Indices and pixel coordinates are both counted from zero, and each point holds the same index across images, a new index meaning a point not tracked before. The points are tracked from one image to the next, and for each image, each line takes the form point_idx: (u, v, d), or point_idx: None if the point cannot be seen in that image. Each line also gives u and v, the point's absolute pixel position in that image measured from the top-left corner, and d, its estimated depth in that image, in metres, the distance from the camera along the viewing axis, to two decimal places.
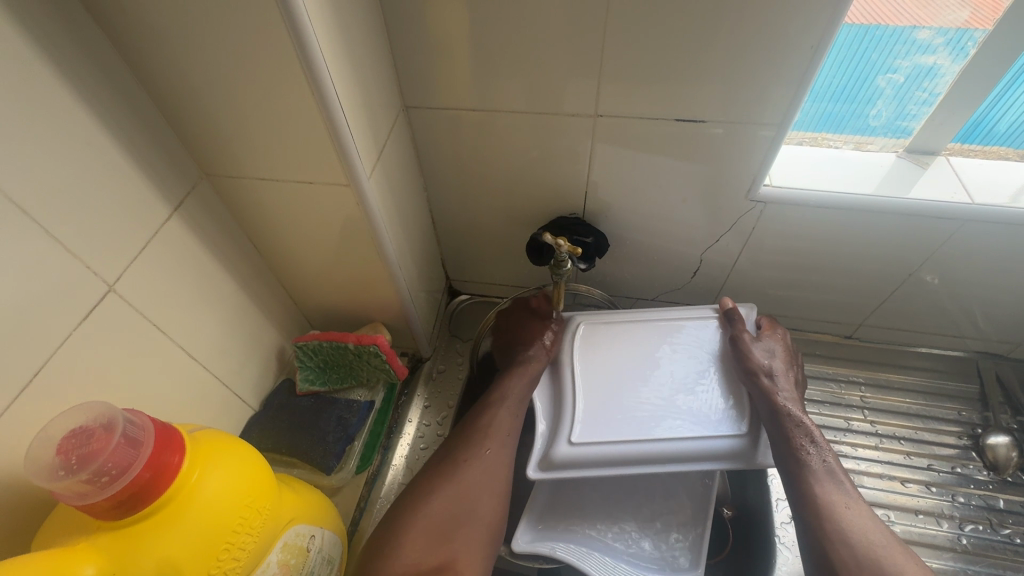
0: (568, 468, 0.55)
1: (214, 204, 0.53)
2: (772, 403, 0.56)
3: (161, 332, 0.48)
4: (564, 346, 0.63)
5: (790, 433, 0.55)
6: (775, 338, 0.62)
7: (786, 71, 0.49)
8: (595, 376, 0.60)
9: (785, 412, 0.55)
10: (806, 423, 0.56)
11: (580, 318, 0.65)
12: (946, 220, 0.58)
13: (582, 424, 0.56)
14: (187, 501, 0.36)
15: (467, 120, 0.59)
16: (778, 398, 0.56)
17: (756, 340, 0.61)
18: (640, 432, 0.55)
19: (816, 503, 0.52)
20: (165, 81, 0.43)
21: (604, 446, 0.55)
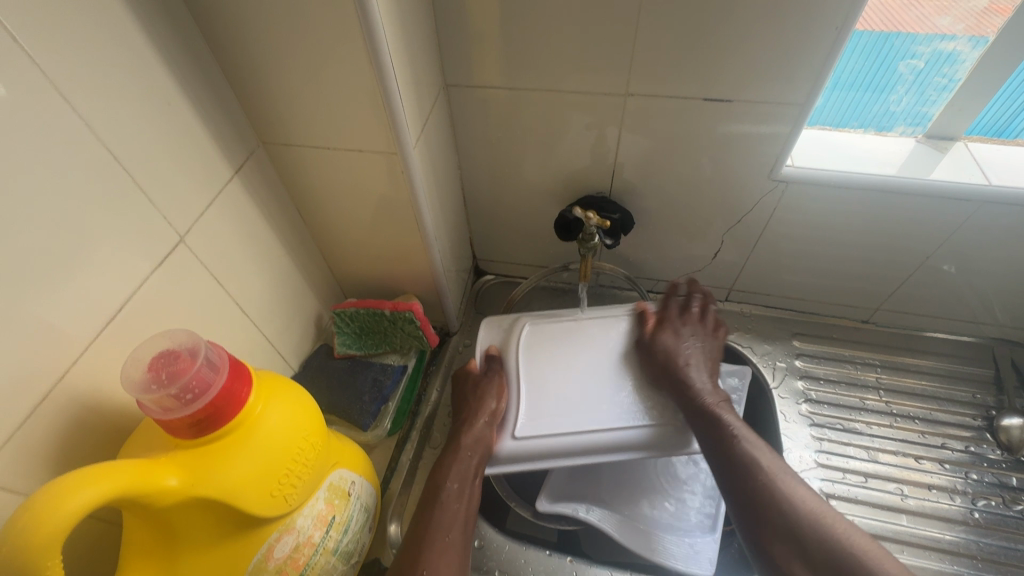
0: (514, 461, 0.57)
1: (267, 170, 0.57)
2: (692, 399, 0.56)
3: (220, 285, 0.52)
4: (510, 346, 0.63)
5: (715, 426, 0.54)
6: (683, 333, 0.62)
7: (814, 52, 0.52)
8: (538, 373, 0.61)
9: (703, 405, 0.55)
10: (723, 415, 0.54)
11: (526, 319, 0.66)
12: (965, 202, 0.60)
13: (526, 419, 0.58)
14: (251, 430, 0.39)
15: (504, 98, 0.62)
16: (694, 393, 0.56)
17: (669, 337, 0.61)
18: (567, 427, 0.57)
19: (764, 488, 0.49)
20: (234, 51, 0.47)
21: (545, 440, 0.57)
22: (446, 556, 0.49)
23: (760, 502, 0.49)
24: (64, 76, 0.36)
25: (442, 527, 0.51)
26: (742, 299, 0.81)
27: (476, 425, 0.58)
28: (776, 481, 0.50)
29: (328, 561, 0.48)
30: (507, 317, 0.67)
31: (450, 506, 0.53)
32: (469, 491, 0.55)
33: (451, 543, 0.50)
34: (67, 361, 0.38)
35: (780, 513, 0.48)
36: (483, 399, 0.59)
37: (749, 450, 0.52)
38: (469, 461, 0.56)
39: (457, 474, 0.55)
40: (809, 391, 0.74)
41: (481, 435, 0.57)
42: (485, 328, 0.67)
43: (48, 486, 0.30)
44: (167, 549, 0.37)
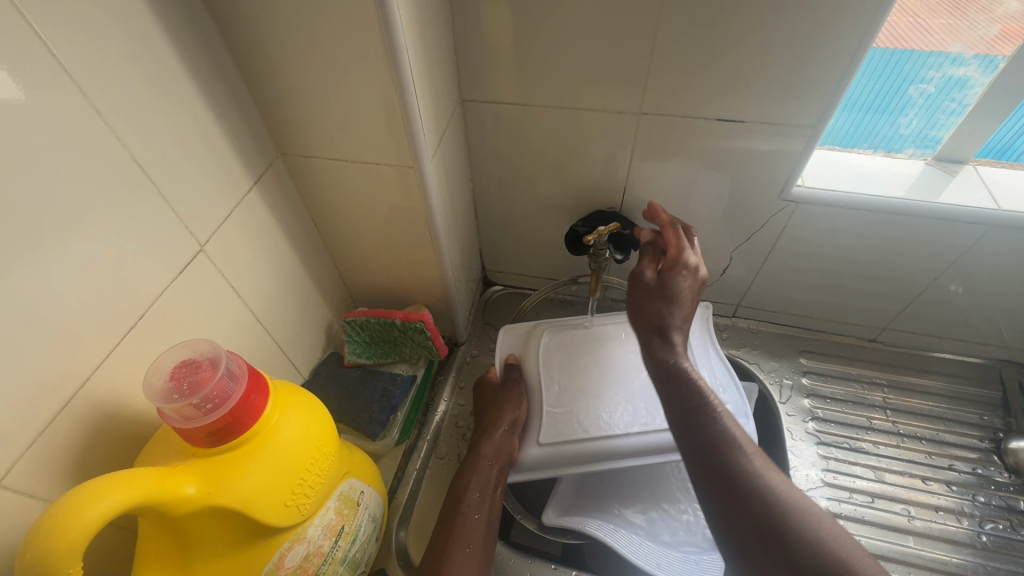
0: (540, 466, 0.59)
1: (284, 181, 0.58)
2: (664, 357, 0.52)
3: (236, 293, 0.53)
4: (530, 353, 0.66)
5: (688, 398, 0.49)
6: (687, 276, 0.55)
7: (825, 77, 0.52)
8: (560, 381, 0.63)
9: (677, 369, 0.51)
10: (699, 381, 0.50)
11: (546, 326, 0.68)
12: (974, 226, 0.60)
13: (549, 426, 0.60)
14: (268, 439, 0.39)
15: (518, 114, 0.63)
16: (665, 354, 0.52)
17: (670, 278, 0.55)
18: (564, 435, 0.59)
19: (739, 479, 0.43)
20: (258, 66, 0.48)
21: (571, 445, 0.58)
22: (467, 565, 0.50)
23: (734, 490, 0.43)
24: (96, 90, 0.37)
25: (464, 536, 0.53)
26: (749, 315, 0.81)
27: (495, 434, 0.60)
28: (754, 470, 0.44)
29: (337, 570, 0.48)
30: (525, 325, 0.70)
31: (471, 517, 0.54)
32: (489, 502, 0.56)
33: (472, 553, 0.52)
34: (89, 370, 0.39)
35: (754, 505, 0.42)
36: (502, 409, 0.62)
37: (729, 430, 0.46)
38: (490, 471, 0.58)
39: (478, 484, 0.57)
40: (816, 409, 0.74)
41: (501, 444, 0.59)
42: (503, 336, 0.70)
43: (70, 494, 0.31)
44: (182, 557, 0.38)
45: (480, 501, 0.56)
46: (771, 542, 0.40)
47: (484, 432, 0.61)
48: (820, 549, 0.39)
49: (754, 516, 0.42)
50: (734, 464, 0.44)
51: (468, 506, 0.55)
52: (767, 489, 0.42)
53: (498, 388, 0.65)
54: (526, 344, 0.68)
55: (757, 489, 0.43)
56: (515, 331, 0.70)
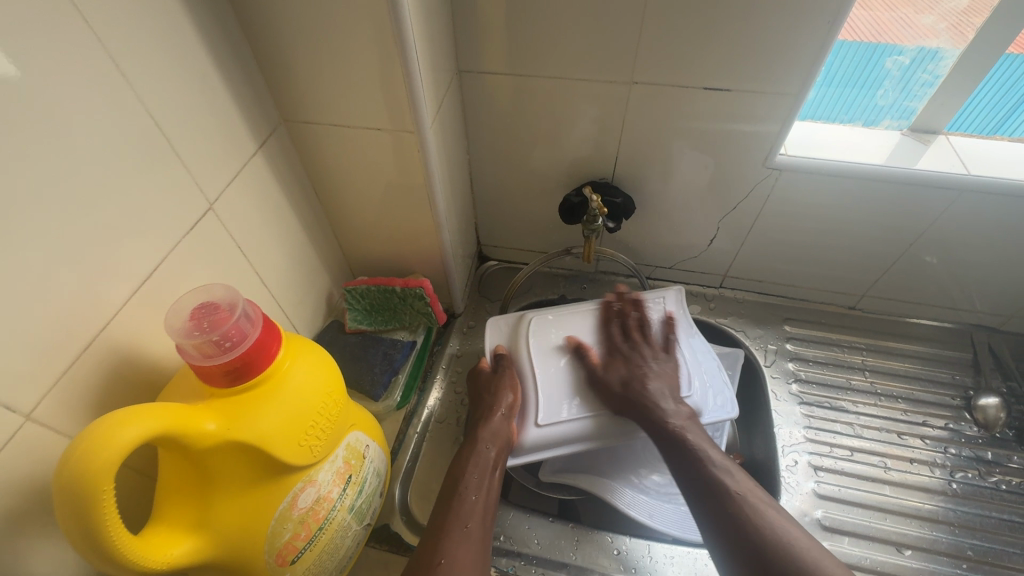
0: (538, 448, 0.61)
1: (286, 147, 0.59)
2: (658, 427, 0.58)
3: (243, 254, 0.54)
4: (518, 343, 0.67)
5: (685, 453, 0.56)
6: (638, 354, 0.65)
7: (808, 46, 0.54)
8: (549, 366, 0.65)
9: (675, 432, 0.57)
10: (692, 441, 0.57)
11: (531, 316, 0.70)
12: (945, 190, 0.64)
13: (544, 407, 0.62)
14: (281, 383, 0.41)
15: (513, 87, 0.65)
16: (662, 419, 0.58)
17: (625, 362, 0.64)
18: (559, 413, 0.62)
19: (747, 522, 0.49)
20: (261, 26, 0.49)
21: (567, 425, 0.61)
22: (465, 544, 0.50)
23: (746, 530, 0.49)
24: (112, 40, 0.38)
25: (461, 516, 0.53)
26: (735, 286, 0.85)
27: (493, 419, 0.60)
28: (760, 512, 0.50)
29: (344, 517, 0.51)
30: (510, 318, 0.70)
31: (469, 498, 0.55)
32: (486, 485, 0.56)
33: (470, 531, 0.52)
34: (108, 315, 0.40)
35: (766, 543, 0.47)
36: (499, 394, 0.62)
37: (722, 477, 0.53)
38: (488, 453, 0.58)
39: (476, 467, 0.57)
40: (799, 371, 0.78)
41: (499, 429, 0.60)
42: (489, 327, 0.70)
43: (92, 428, 0.32)
44: (200, 495, 0.39)
45: (477, 486, 0.56)
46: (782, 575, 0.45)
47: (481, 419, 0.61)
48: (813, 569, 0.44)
49: (765, 553, 0.47)
50: (739, 506, 0.51)
51: (467, 492, 0.55)
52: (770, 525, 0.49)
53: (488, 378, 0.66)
54: (513, 336, 0.69)
55: (764, 528, 0.48)
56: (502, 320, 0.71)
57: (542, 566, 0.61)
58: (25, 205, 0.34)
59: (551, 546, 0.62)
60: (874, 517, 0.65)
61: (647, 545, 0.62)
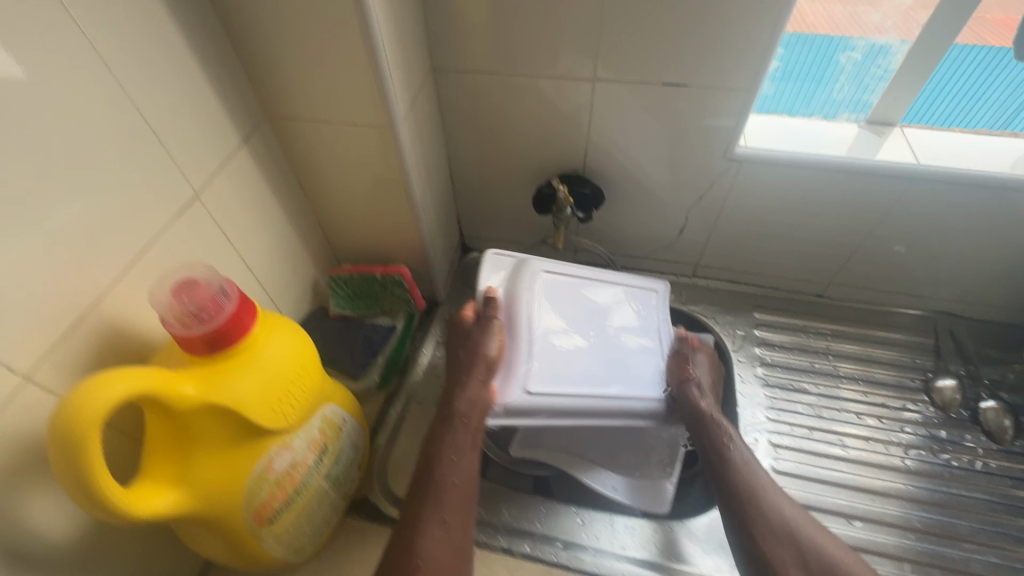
0: (521, 413, 0.61)
1: (270, 142, 0.63)
2: (691, 407, 0.61)
3: (228, 240, 0.58)
4: (517, 295, 0.66)
5: (710, 433, 0.60)
6: (704, 352, 0.68)
7: (758, 42, 0.57)
8: (546, 326, 0.65)
9: (703, 413, 0.61)
10: (720, 422, 0.60)
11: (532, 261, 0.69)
12: (897, 179, 0.67)
13: (537, 374, 0.62)
14: (254, 354, 0.45)
15: (486, 84, 0.68)
16: (699, 402, 0.61)
17: (689, 351, 0.67)
18: (557, 380, 0.62)
19: (764, 512, 0.53)
20: (242, 28, 0.53)
21: (557, 398, 0.60)
22: (441, 534, 0.51)
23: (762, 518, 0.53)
24: (100, 42, 0.42)
25: (441, 506, 0.53)
26: (708, 275, 0.88)
27: (469, 388, 0.60)
28: (777, 504, 0.54)
29: (320, 483, 0.55)
30: (512, 258, 0.70)
31: (448, 482, 0.55)
32: (466, 463, 0.57)
33: (450, 528, 0.51)
34: (98, 292, 0.44)
35: (782, 534, 0.52)
36: (482, 350, 0.61)
37: (743, 465, 0.57)
38: (466, 427, 0.58)
39: (454, 446, 0.57)
40: (764, 355, 0.81)
41: (476, 397, 0.60)
42: (486, 265, 0.68)
43: (81, 386, 0.36)
44: (181, 454, 0.43)
45: (459, 468, 0.56)
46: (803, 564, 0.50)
47: (459, 387, 0.61)
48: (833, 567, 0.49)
49: (780, 543, 0.51)
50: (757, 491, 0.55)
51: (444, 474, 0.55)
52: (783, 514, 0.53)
53: (474, 327, 0.64)
54: (511, 281, 0.68)
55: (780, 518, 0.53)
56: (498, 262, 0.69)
57: (510, 534, 0.64)
58: (21, 191, 0.38)
59: (521, 516, 0.66)
60: (831, 491, 0.68)
61: (611, 517, 0.66)
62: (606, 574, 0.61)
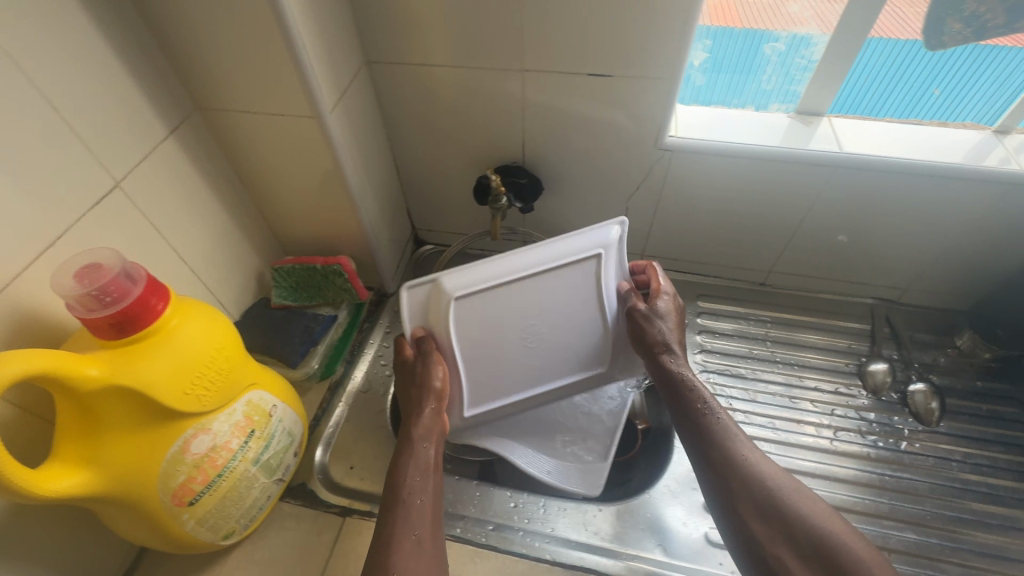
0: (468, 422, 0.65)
1: (202, 133, 0.64)
2: (665, 375, 0.60)
3: (156, 229, 0.59)
4: (441, 325, 0.59)
5: (689, 402, 0.58)
6: (666, 299, 0.64)
7: (676, 32, 0.59)
8: (477, 338, 0.60)
9: (680, 380, 0.59)
10: (696, 386, 0.59)
11: (445, 278, 0.57)
12: (821, 166, 0.68)
13: (474, 389, 0.63)
14: (166, 338, 0.46)
15: (421, 76, 0.69)
16: (673, 369, 0.59)
17: (654, 306, 0.62)
18: (498, 390, 0.64)
19: (755, 488, 0.52)
20: (162, 22, 0.54)
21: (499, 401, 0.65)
22: (415, 547, 0.49)
23: (754, 495, 0.52)
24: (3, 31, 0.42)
25: (408, 523, 0.50)
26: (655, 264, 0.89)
27: (423, 416, 0.58)
28: (764, 476, 0.53)
29: (247, 468, 0.56)
30: (424, 282, 0.58)
31: (416, 501, 0.52)
32: (430, 483, 0.54)
33: (419, 538, 0.50)
34: (7, 278, 0.45)
35: (776, 510, 0.50)
36: (427, 382, 0.59)
37: (727, 434, 0.56)
38: (426, 451, 0.56)
39: (414, 467, 0.55)
40: (705, 342, 0.82)
41: (430, 424, 0.58)
42: (401, 301, 0.59)
43: None
44: (92, 435, 0.44)
45: (421, 481, 0.54)
46: (800, 541, 0.49)
47: (412, 413, 0.59)
48: (830, 541, 0.48)
49: (776, 521, 0.50)
50: (740, 459, 0.54)
51: (405, 483, 0.53)
52: (769, 482, 0.52)
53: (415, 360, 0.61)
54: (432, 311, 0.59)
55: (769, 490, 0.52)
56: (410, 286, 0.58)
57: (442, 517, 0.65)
58: None
59: (455, 499, 0.67)
60: None
61: (543, 500, 0.67)
62: (536, 554, 0.62)
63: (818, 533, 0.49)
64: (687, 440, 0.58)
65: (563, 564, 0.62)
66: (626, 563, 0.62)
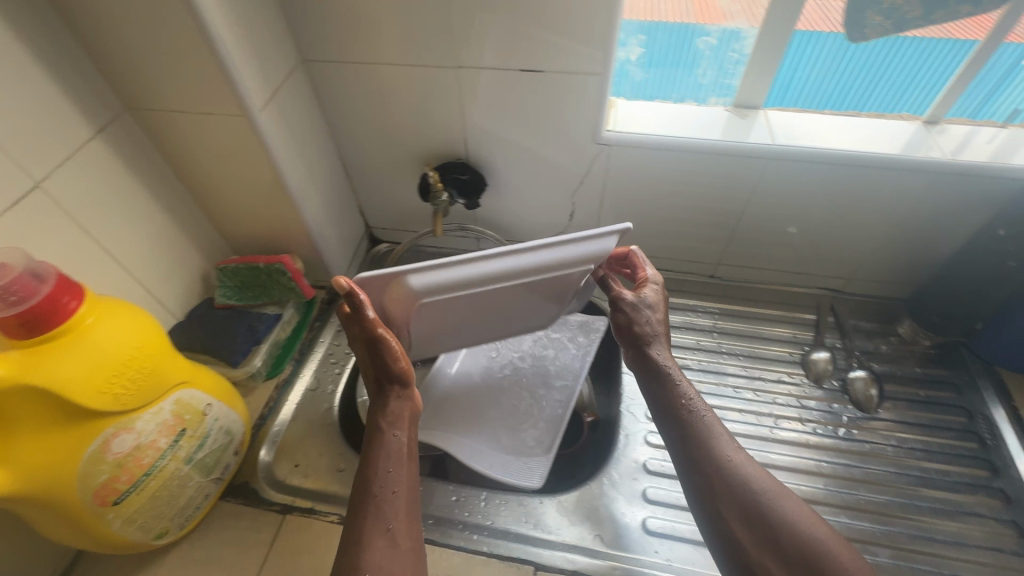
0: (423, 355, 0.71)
1: (134, 133, 0.64)
2: (651, 367, 0.60)
3: (84, 230, 0.59)
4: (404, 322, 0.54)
5: (672, 400, 0.58)
6: (653, 290, 0.62)
7: (599, 27, 0.59)
8: (435, 314, 0.59)
9: (665, 375, 0.59)
10: (681, 384, 0.59)
11: (411, 276, 0.51)
12: (754, 158, 0.69)
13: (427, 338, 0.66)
14: (80, 336, 0.46)
15: (357, 74, 0.69)
16: (659, 364, 0.60)
17: (640, 298, 0.61)
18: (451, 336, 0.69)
19: (736, 489, 0.53)
20: (82, 22, 0.54)
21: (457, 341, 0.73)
22: (387, 543, 0.48)
23: (736, 497, 0.52)
24: None
25: (382, 516, 0.49)
26: None
27: (391, 405, 0.56)
28: (745, 478, 0.53)
29: (178, 466, 0.56)
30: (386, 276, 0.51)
31: (388, 493, 0.51)
32: (403, 473, 0.53)
33: (394, 532, 0.49)
34: None
35: (757, 512, 0.51)
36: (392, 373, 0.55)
37: (712, 434, 0.56)
38: (397, 440, 0.54)
39: (386, 456, 0.53)
40: None
41: (399, 411, 0.56)
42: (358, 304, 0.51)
43: None
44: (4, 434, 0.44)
45: (394, 475, 0.52)
46: (779, 544, 0.50)
47: (378, 402, 0.56)
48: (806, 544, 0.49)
49: (755, 523, 0.51)
50: (723, 460, 0.54)
51: (376, 477, 0.51)
52: (750, 483, 0.53)
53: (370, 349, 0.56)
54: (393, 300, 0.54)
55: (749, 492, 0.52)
56: (367, 278, 0.52)
57: None
58: None
59: None
60: None
61: (484, 493, 0.67)
62: (473, 547, 0.62)
63: (797, 535, 0.49)
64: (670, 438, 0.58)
65: (499, 556, 0.62)
66: (562, 554, 0.62)
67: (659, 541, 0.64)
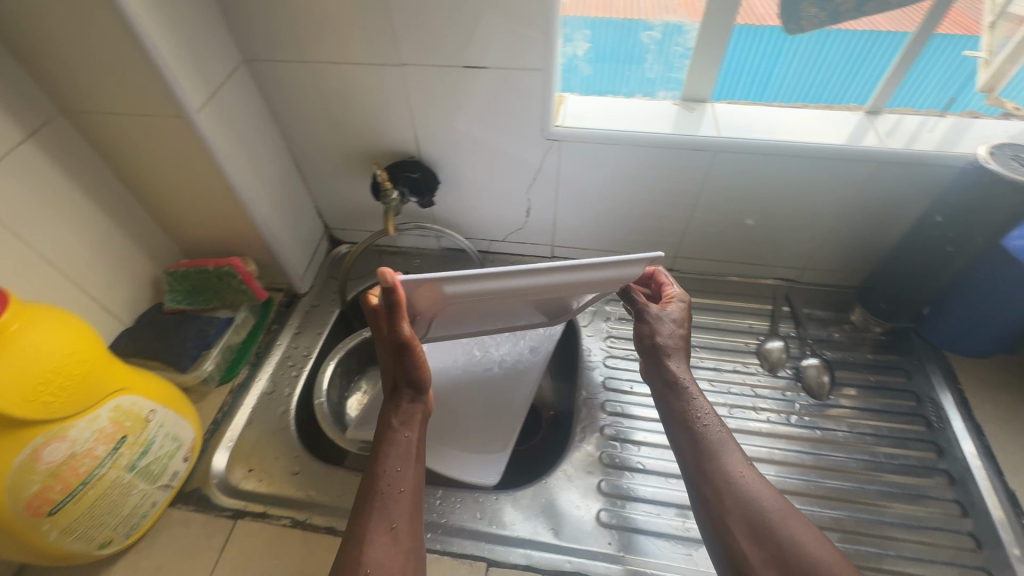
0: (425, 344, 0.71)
1: (71, 137, 0.63)
2: (666, 379, 0.60)
3: (16, 236, 0.57)
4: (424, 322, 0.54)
5: (684, 411, 0.58)
6: (677, 305, 0.63)
7: (538, 22, 0.60)
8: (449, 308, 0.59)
9: (679, 387, 0.59)
10: (696, 398, 0.58)
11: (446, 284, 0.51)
12: (701, 151, 0.70)
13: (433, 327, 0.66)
14: (6, 344, 0.45)
15: (301, 74, 0.69)
16: (675, 375, 0.60)
17: (659, 311, 0.62)
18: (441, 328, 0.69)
19: (743, 504, 0.51)
20: (5, 24, 0.53)
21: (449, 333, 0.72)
22: (388, 539, 0.47)
23: (742, 512, 0.51)
24: None
25: (386, 514, 0.49)
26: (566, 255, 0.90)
27: (402, 404, 0.56)
28: (753, 494, 0.51)
29: (119, 474, 0.55)
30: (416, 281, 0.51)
31: (394, 492, 0.50)
32: (410, 471, 0.52)
33: (397, 530, 0.48)
34: None
35: (763, 530, 0.50)
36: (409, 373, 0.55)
37: (723, 448, 0.55)
38: (408, 440, 0.54)
39: (396, 451, 0.53)
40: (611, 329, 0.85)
41: (410, 413, 0.56)
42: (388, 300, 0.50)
43: None
44: None
45: (402, 471, 0.52)
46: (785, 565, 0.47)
47: (390, 401, 0.56)
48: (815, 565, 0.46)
49: (760, 541, 0.49)
50: (731, 475, 0.53)
51: (382, 474, 0.51)
52: (758, 500, 0.51)
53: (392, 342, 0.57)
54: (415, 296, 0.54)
55: (755, 508, 0.51)
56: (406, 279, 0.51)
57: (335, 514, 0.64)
58: None
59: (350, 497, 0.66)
60: (661, 453, 0.71)
61: (438, 492, 0.67)
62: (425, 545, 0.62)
63: (804, 556, 0.47)
64: (680, 450, 0.57)
65: (451, 554, 0.62)
66: (515, 550, 0.62)
67: (613, 533, 0.64)
